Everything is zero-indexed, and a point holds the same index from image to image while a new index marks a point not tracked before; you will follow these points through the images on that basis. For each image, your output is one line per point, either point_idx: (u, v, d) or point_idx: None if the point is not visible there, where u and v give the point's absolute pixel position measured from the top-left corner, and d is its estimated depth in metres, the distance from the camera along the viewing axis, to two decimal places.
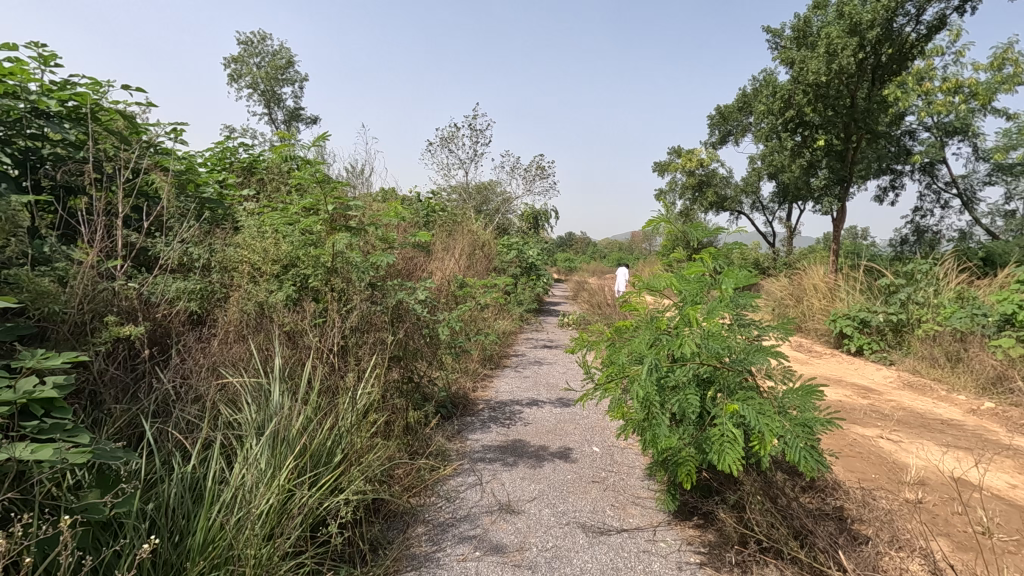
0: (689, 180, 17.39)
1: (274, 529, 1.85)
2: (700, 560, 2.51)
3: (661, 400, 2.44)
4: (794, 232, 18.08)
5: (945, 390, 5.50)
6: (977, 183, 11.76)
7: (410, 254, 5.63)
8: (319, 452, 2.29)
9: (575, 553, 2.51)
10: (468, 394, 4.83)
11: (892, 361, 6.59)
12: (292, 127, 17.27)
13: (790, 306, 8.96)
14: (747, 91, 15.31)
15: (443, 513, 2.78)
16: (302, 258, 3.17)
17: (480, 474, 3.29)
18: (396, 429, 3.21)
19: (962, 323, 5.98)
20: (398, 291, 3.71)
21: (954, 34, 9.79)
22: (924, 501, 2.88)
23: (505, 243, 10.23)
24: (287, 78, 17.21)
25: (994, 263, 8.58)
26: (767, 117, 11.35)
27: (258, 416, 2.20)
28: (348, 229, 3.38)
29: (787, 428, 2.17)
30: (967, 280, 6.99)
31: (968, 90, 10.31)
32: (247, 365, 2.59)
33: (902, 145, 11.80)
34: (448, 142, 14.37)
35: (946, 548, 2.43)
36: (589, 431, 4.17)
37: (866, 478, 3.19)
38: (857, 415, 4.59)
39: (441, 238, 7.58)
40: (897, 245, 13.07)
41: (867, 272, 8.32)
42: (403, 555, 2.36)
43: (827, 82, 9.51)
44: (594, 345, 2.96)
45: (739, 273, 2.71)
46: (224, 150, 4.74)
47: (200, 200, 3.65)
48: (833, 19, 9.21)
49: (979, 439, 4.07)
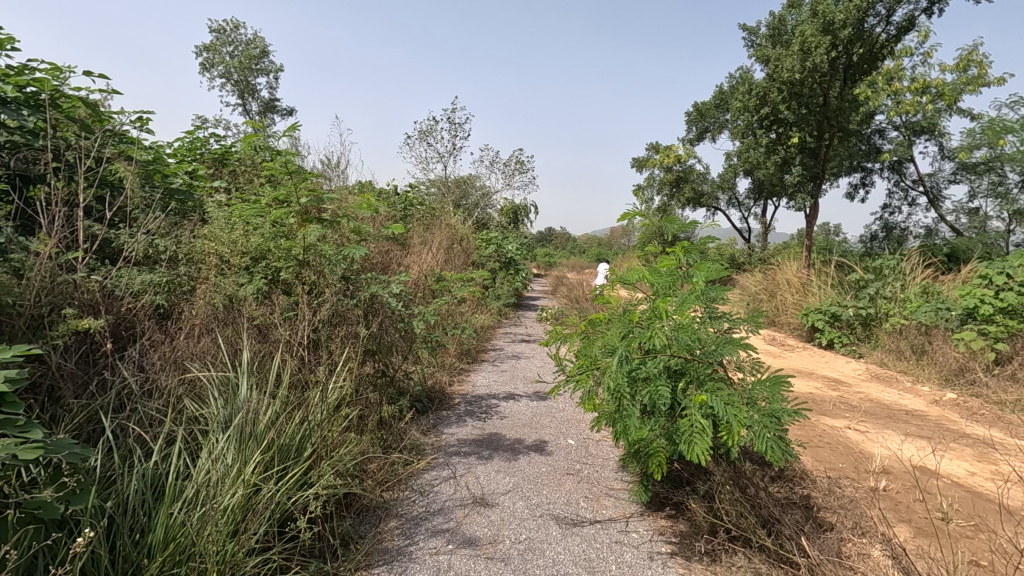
0: (667, 177, 17.56)
1: (241, 524, 1.82)
2: (671, 550, 2.55)
3: (633, 392, 2.46)
4: (769, 228, 18.42)
5: (909, 382, 5.68)
6: (943, 182, 12.12)
7: (386, 248, 5.58)
8: (288, 446, 2.26)
9: (548, 545, 2.53)
10: (445, 389, 4.82)
11: (861, 354, 6.77)
12: (267, 119, 16.96)
13: (763, 301, 9.14)
14: (723, 89, 15.52)
15: (417, 507, 2.78)
16: (273, 250, 3.12)
17: (455, 468, 3.29)
18: (369, 423, 3.20)
19: (926, 317, 6.12)
20: (372, 284, 3.66)
21: (922, 36, 10.03)
22: (887, 489, 2.97)
23: (483, 237, 10.22)
24: (261, 69, 16.88)
25: (958, 259, 8.86)
26: (743, 114, 11.50)
27: (224, 410, 2.16)
28: (321, 221, 3.34)
29: (755, 419, 2.22)
30: (932, 276, 7.20)
31: (935, 90, 10.61)
32: (214, 360, 2.54)
33: (872, 144, 12.07)
34: (427, 135, 14.25)
35: (907, 535, 2.51)
36: (564, 424, 4.20)
37: (834, 468, 3.27)
38: (826, 407, 4.70)
39: (419, 232, 7.53)
40: (867, 241, 13.39)
41: (837, 268, 8.52)
42: (374, 549, 2.35)
43: (801, 81, 9.67)
44: (568, 338, 2.96)
45: (710, 267, 2.77)
46: (194, 141, 4.64)
47: (167, 191, 3.56)
48: (807, 19, 9.37)
49: (940, 428, 4.21)
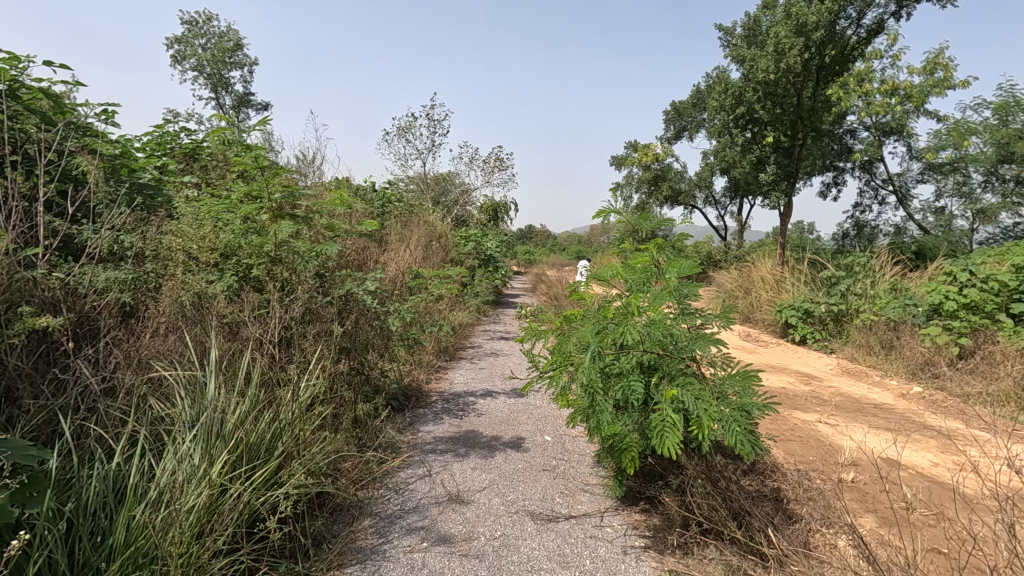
0: (645, 175, 17.70)
1: (207, 525, 1.79)
2: (645, 543, 2.58)
3: (606, 387, 2.48)
4: (744, 226, 18.72)
5: (878, 376, 5.83)
6: (911, 181, 12.46)
7: (362, 245, 5.53)
8: (257, 445, 2.22)
9: (523, 541, 2.53)
10: (422, 386, 4.80)
11: (832, 350, 6.93)
12: (240, 114, 16.65)
13: (739, 297, 9.29)
14: (700, 88, 15.71)
15: (392, 505, 2.76)
16: (244, 247, 3.08)
17: (431, 465, 3.28)
18: (344, 421, 3.17)
19: (895, 313, 6.29)
20: (347, 281, 3.63)
21: (892, 38, 10.28)
22: (854, 481, 3.05)
23: (462, 235, 10.19)
24: (235, 61, 16.57)
25: (925, 257, 9.13)
26: (719, 113, 11.64)
27: (191, 410, 2.11)
28: (294, 217, 3.32)
29: (726, 413, 2.25)
30: (900, 273, 7.40)
31: (904, 92, 10.89)
32: (181, 358, 2.48)
33: (844, 143, 12.33)
34: (405, 132, 14.15)
35: (871, 525, 2.58)
36: (541, 420, 4.22)
37: (804, 461, 3.34)
38: (798, 401, 4.80)
39: (396, 229, 7.47)
40: (839, 239, 13.69)
41: (810, 265, 8.70)
42: (348, 548, 2.34)
43: (776, 81, 9.83)
44: (543, 334, 2.96)
45: (682, 264, 2.81)
46: (164, 134, 4.52)
47: (134, 186, 3.47)
48: (781, 20, 9.53)
49: (906, 421, 4.33)
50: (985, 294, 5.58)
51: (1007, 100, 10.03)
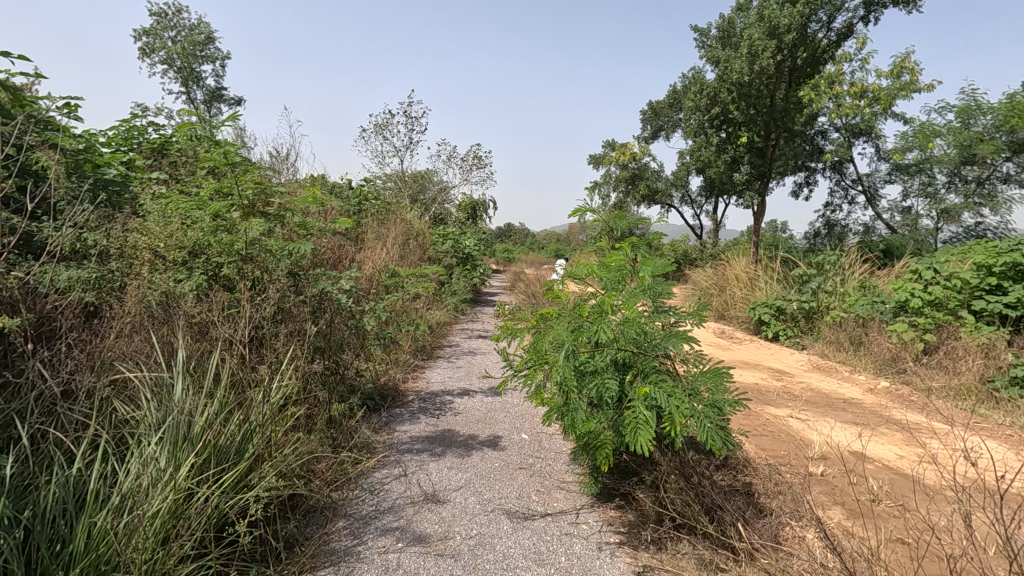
0: (622, 173, 17.84)
1: (174, 530, 1.75)
2: (620, 539, 2.60)
3: (580, 386, 2.49)
4: (719, 225, 19.00)
5: (847, 372, 5.98)
6: (879, 181, 12.79)
7: (337, 243, 5.46)
8: (226, 448, 2.17)
9: (499, 539, 2.53)
10: (399, 386, 4.76)
11: (804, 346, 7.09)
12: (212, 108, 16.31)
13: (714, 295, 9.42)
14: (676, 88, 15.90)
15: (367, 506, 2.73)
16: (213, 245, 3.01)
17: (407, 465, 3.26)
18: (318, 421, 3.13)
19: (863, 310, 6.46)
20: (321, 280, 3.59)
21: (860, 42, 10.55)
22: (823, 474, 3.13)
23: (440, 233, 10.15)
24: (206, 56, 16.20)
25: (892, 255, 9.40)
26: (694, 113, 11.79)
27: (157, 412, 2.06)
28: (266, 215, 3.28)
29: (698, 410, 2.28)
30: (868, 271, 7.59)
31: (872, 95, 11.17)
32: (147, 359, 2.42)
33: (815, 144, 12.60)
34: (382, 128, 14.03)
35: (839, 517, 2.65)
36: (518, 419, 4.22)
37: (776, 455, 3.41)
38: (770, 397, 4.90)
39: (373, 227, 7.40)
40: (811, 238, 13.99)
41: (782, 264, 8.88)
42: (321, 551, 2.31)
43: (749, 82, 10.00)
44: (518, 333, 2.97)
45: (656, 263, 2.86)
46: (131, 129, 4.40)
47: (99, 181, 3.38)
48: (754, 22, 9.70)
49: (874, 415, 4.45)
50: (949, 292, 5.75)
51: (968, 104, 10.41)
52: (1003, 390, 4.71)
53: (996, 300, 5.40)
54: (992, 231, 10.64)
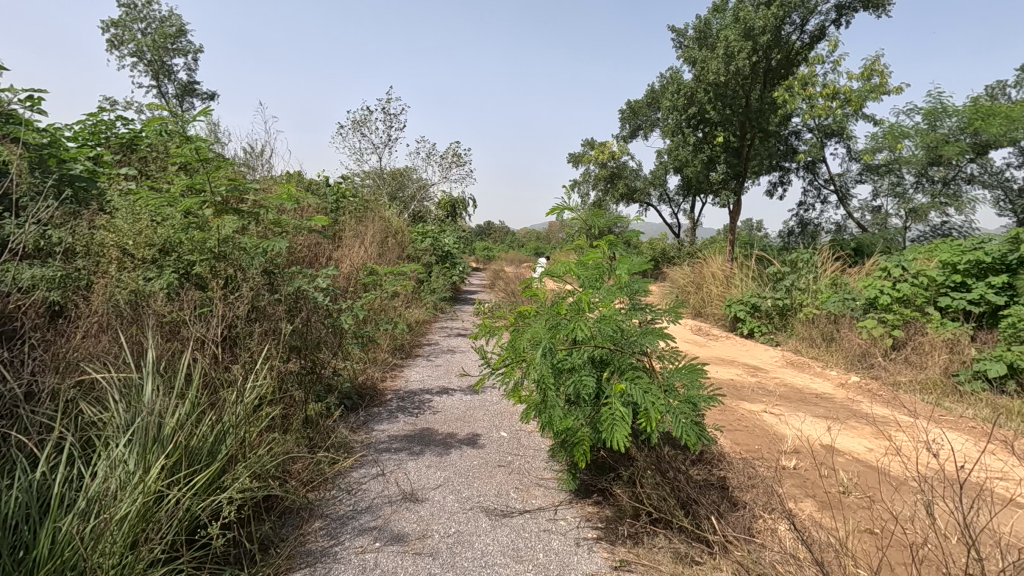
0: (602, 172, 17.95)
1: (143, 533, 1.71)
2: (597, 535, 2.62)
3: (558, 382, 2.50)
4: (697, 223, 19.25)
5: (820, 367, 6.11)
6: (850, 181, 13.09)
7: (313, 241, 5.39)
8: (198, 449, 2.13)
9: (478, 537, 2.54)
10: (377, 385, 4.73)
11: (778, 342, 7.24)
12: (185, 103, 15.95)
13: (691, 293, 9.54)
14: (655, 88, 16.05)
15: (344, 507, 2.71)
16: (184, 242, 2.95)
17: (384, 465, 3.23)
18: (294, 421, 3.09)
19: (835, 307, 6.62)
20: (297, 278, 3.54)
21: (833, 45, 10.79)
22: (796, 467, 3.20)
23: (419, 231, 10.10)
24: (178, 49, 15.82)
25: (863, 254, 9.65)
26: (671, 113, 11.91)
27: (125, 413, 2.01)
28: (239, 212, 3.23)
29: (673, 406, 2.31)
30: (840, 269, 7.78)
31: (844, 97, 11.35)
32: (116, 360, 2.36)
33: (789, 144, 12.85)
34: (360, 125, 13.85)
35: (810, 509, 2.72)
36: (497, 416, 4.23)
37: (750, 449, 3.48)
38: (745, 392, 4.99)
39: (351, 225, 7.32)
40: (785, 236, 14.26)
41: (757, 262, 9.04)
42: (297, 552, 2.28)
43: (725, 83, 10.14)
44: (497, 331, 2.97)
45: (632, 261, 2.92)
46: (98, 122, 4.27)
47: (65, 177, 3.28)
48: (730, 23, 9.84)
49: (845, 409, 4.56)
50: (916, 289, 5.93)
51: (935, 106, 10.76)
52: (966, 383, 4.88)
53: (960, 297, 5.58)
54: (957, 230, 10.99)
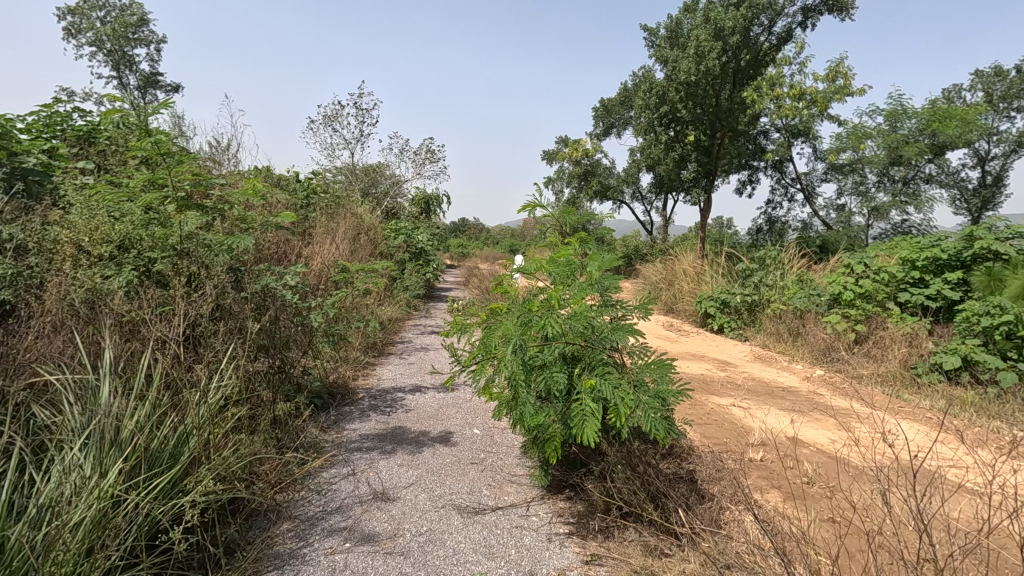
0: (575, 170, 18.05)
1: (99, 540, 1.64)
2: (569, 530, 2.64)
3: (529, 379, 2.50)
4: (669, 221, 19.52)
5: (786, 361, 6.27)
6: (816, 180, 13.43)
7: (281, 239, 5.28)
8: (158, 452, 2.06)
9: (449, 535, 2.53)
10: (348, 384, 4.67)
11: (747, 337, 7.39)
12: (147, 95, 15.45)
13: (663, 289, 9.67)
14: (627, 87, 16.19)
15: (314, 507, 2.67)
16: (145, 239, 2.87)
17: (355, 464, 3.20)
18: (261, 422, 3.03)
19: (801, 303, 6.79)
20: (264, 276, 3.47)
21: (799, 47, 11.05)
22: (762, 460, 3.27)
23: (392, 228, 9.99)
24: (139, 38, 15.33)
25: (828, 251, 9.92)
26: (644, 111, 12.02)
27: (80, 416, 1.94)
28: (202, 208, 3.14)
29: (642, 401, 2.34)
30: (806, 265, 7.99)
31: (810, 97, 11.71)
32: (70, 361, 2.27)
33: (758, 143, 13.12)
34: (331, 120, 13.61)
35: (776, 499, 2.79)
36: (470, 414, 4.22)
37: (719, 443, 3.55)
38: (715, 386, 5.08)
39: (323, 221, 7.20)
40: (754, 234, 14.56)
41: (727, 259, 9.22)
42: (264, 555, 2.24)
43: (696, 82, 10.29)
44: (468, 328, 2.96)
45: (603, 258, 2.95)
46: (53, 114, 4.08)
47: (16, 170, 3.13)
48: (701, 23, 10.00)
49: (810, 402, 4.69)
50: (877, 285, 6.15)
51: (896, 108, 11.14)
52: (924, 375, 5.06)
53: (919, 293, 5.78)
54: (916, 228, 11.40)
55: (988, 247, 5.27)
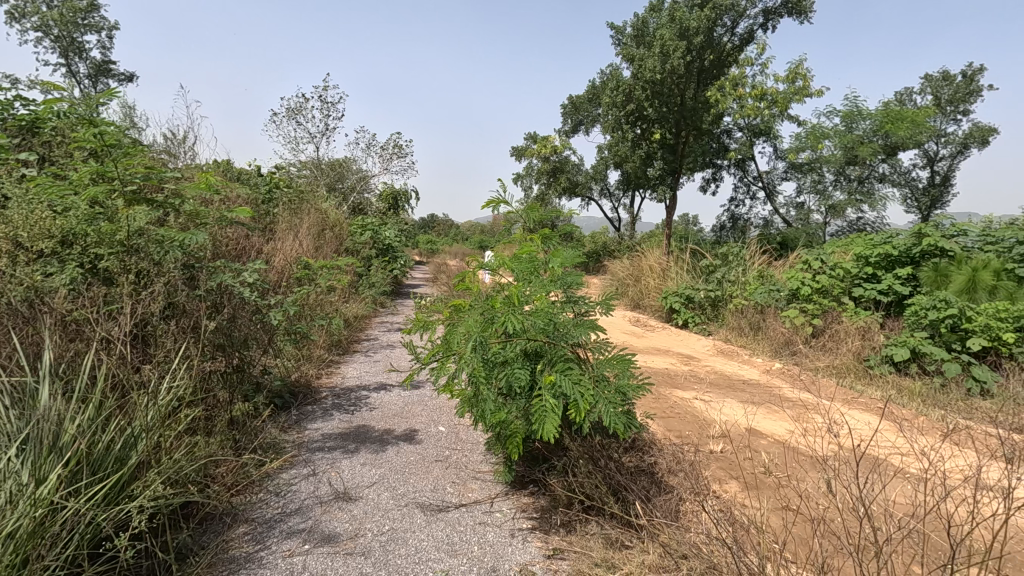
0: (544, 166, 18.10)
1: (34, 551, 1.57)
2: (532, 525, 2.66)
3: (491, 376, 2.49)
4: (636, 218, 19.78)
5: (747, 355, 6.43)
6: (777, 178, 13.81)
7: (238, 235, 5.12)
8: (101, 457, 1.97)
9: (412, 533, 2.51)
10: (311, 383, 4.58)
11: (710, 332, 7.56)
12: (99, 84, 14.81)
13: (630, 286, 9.79)
14: (595, 84, 16.32)
15: (272, 509, 2.61)
16: (89, 234, 2.75)
17: (317, 464, 3.14)
18: (218, 423, 2.94)
19: (762, 299, 6.98)
20: (220, 272, 3.36)
21: (760, 48, 11.31)
22: (722, 451, 3.35)
23: (358, 223, 9.83)
24: (89, 24, 14.65)
25: (788, 247, 10.22)
26: (611, 109, 12.14)
27: (17, 421, 1.85)
28: (152, 202, 3.02)
29: (602, 397, 2.36)
30: (766, 262, 8.21)
31: (771, 98, 11.98)
32: (6, 363, 2.16)
33: (721, 142, 13.40)
34: (296, 113, 13.32)
35: (734, 489, 2.86)
36: (435, 411, 4.20)
37: (681, 435, 3.62)
38: (679, 380, 5.19)
39: (286, 216, 7.04)
40: (718, 231, 14.89)
41: (692, 255, 9.40)
42: (218, 560, 2.17)
43: (661, 81, 10.43)
44: (430, 325, 2.93)
45: (566, 254, 2.94)
46: None
47: None
48: (665, 23, 10.14)
49: (768, 394, 4.83)
50: (833, 280, 6.35)
51: (852, 109, 11.54)
52: (876, 367, 5.26)
53: (872, 288, 6.00)
54: (870, 225, 11.85)
55: (936, 244, 5.62)
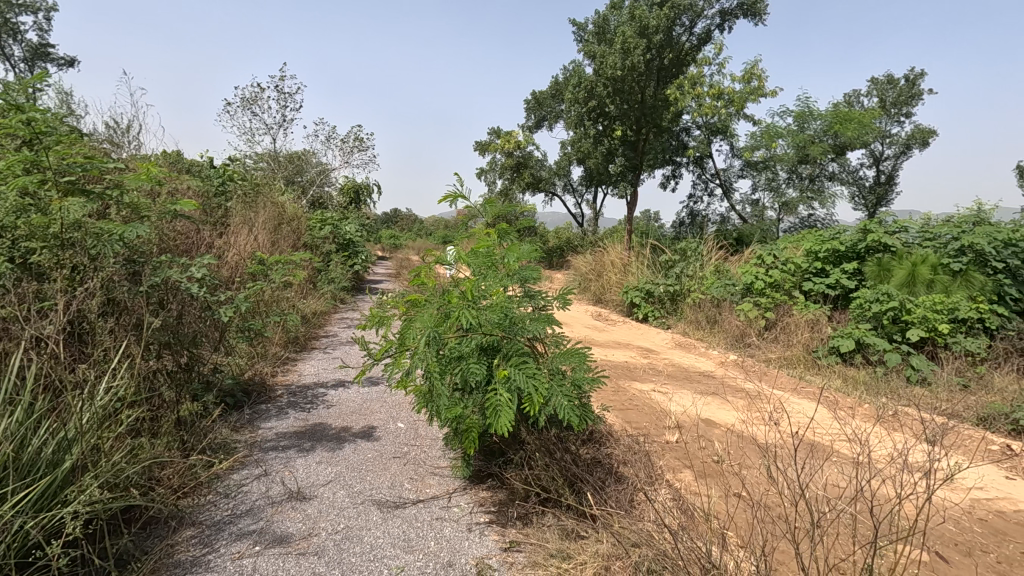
0: (508, 161, 18.07)
1: None
2: (489, 519, 2.66)
3: (446, 371, 2.48)
4: (599, 214, 19.98)
5: (704, 347, 6.60)
6: (733, 176, 14.21)
7: (186, 229, 4.92)
8: (31, 462, 1.88)
9: (367, 531, 2.48)
10: (265, 381, 4.46)
11: (669, 325, 7.72)
12: (35, 67, 13.98)
13: (591, 281, 9.90)
14: (558, 80, 16.37)
15: (221, 511, 2.54)
16: (19, 227, 2.59)
17: (270, 464, 3.06)
18: (164, 424, 2.83)
19: (718, 293, 7.17)
20: (166, 267, 3.22)
21: (717, 48, 11.58)
22: (677, 441, 3.44)
23: (317, 218, 9.60)
24: (24, 4, 13.80)
25: (744, 242, 10.54)
26: (573, 105, 12.22)
27: None
28: (88, 193, 2.86)
29: (556, 390, 2.38)
30: (722, 257, 8.43)
31: (728, 97, 12.30)
32: None
33: (680, 140, 13.68)
34: (250, 102, 12.90)
35: (686, 479, 2.94)
36: (394, 408, 4.15)
37: (638, 426, 3.69)
38: (637, 373, 5.28)
39: (239, 210, 6.82)
40: (677, 226, 15.22)
41: (652, 251, 9.57)
42: (161, 565, 2.10)
43: (622, 78, 10.54)
44: (385, 320, 2.89)
45: (521, 249, 2.98)
46: None
47: None
48: (626, 20, 10.25)
49: (722, 385, 4.98)
50: (785, 275, 6.59)
51: (804, 110, 11.96)
52: (823, 357, 5.47)
53: (820, 282, 6.24)
54: (819, 222, 12.33)
55: (880, 240, 5.92)
